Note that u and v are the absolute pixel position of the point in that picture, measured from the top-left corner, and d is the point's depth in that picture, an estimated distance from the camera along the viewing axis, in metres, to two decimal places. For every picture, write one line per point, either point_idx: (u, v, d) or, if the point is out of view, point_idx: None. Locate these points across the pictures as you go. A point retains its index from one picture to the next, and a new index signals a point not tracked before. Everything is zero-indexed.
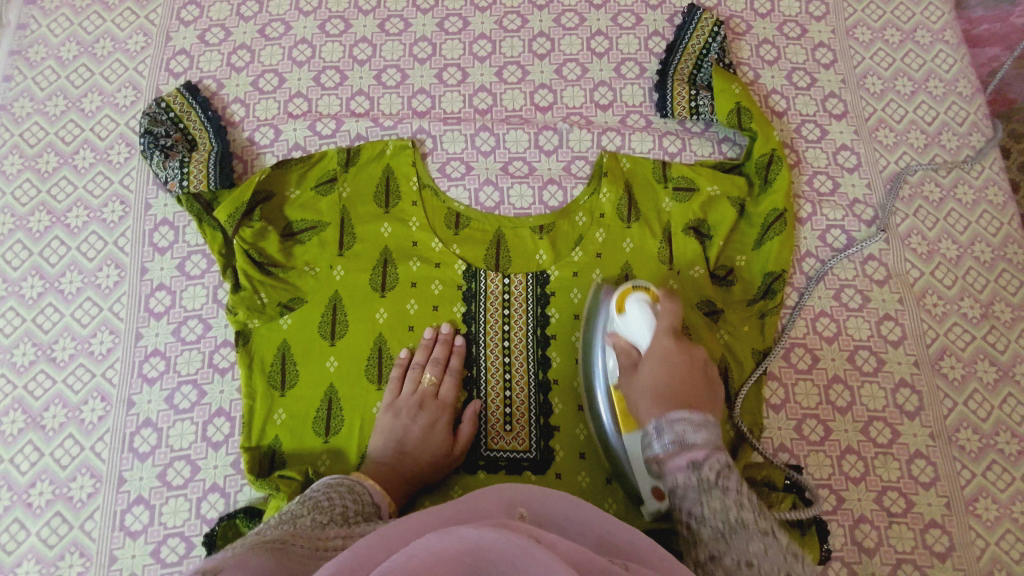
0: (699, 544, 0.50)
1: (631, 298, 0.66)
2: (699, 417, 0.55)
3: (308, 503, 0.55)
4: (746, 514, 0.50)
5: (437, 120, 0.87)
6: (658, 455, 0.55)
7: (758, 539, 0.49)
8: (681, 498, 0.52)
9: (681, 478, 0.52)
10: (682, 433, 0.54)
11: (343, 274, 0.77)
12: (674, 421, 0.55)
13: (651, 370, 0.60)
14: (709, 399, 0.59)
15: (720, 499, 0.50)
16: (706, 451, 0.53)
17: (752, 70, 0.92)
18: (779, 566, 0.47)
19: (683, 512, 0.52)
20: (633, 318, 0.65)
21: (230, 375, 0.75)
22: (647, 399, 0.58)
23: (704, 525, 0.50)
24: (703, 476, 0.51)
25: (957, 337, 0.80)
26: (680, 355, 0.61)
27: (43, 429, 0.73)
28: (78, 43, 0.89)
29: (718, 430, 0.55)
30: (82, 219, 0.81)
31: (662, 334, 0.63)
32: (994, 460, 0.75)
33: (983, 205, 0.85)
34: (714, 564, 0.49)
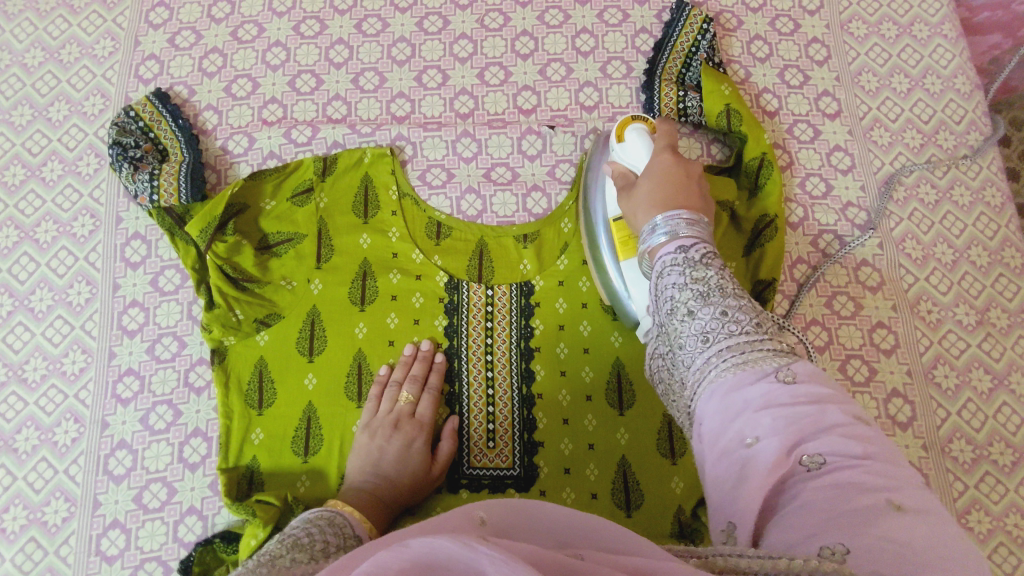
0: (678, 306, 0.47)
1: (630, 128, 0.67)
2: (693, 215, 0.52)
3: (288, 541, 0.53)
4: (727, 282, 0.47)
5: (417, 125, 0.84)
6: (651, 249, 0.53)
7: (736, 297, 0.46)
8: (666, 275, 0.49)
9: (668, 260, 0.50)
10: (675, 227, 0.52)
11: (321, 288, 0.75)
12: (668, 219, 0.53)
13: (645, 182, 0.59)
14: (703, 206, 0.57)
15: (703, 269, 0.48)
16: (694, 239, 0.51)
17: (742, 67, 0.89)
18: (752, 317, 0.44)
19: (665, 286, 0.49)
20: (630, 144, 0.66)
21: (206, 394, 0.73)
22: (642, 207, 0.57)
23: (684, 289, 0.47)
24: (690, 256, 0.49)
25: (951, 345, 0.78)
26: (675, 168, 0.60)
27: (15, 452, 0.72)
28: (43, 49, 0.86)
29: (711, 227, 0.53)
30: (51, 234, 0.79)
31: (660, 152, 0.63)
32: (988, 471, 0.74)
33: (980, 207, 0.83)
34: (690, 321, 0.46)
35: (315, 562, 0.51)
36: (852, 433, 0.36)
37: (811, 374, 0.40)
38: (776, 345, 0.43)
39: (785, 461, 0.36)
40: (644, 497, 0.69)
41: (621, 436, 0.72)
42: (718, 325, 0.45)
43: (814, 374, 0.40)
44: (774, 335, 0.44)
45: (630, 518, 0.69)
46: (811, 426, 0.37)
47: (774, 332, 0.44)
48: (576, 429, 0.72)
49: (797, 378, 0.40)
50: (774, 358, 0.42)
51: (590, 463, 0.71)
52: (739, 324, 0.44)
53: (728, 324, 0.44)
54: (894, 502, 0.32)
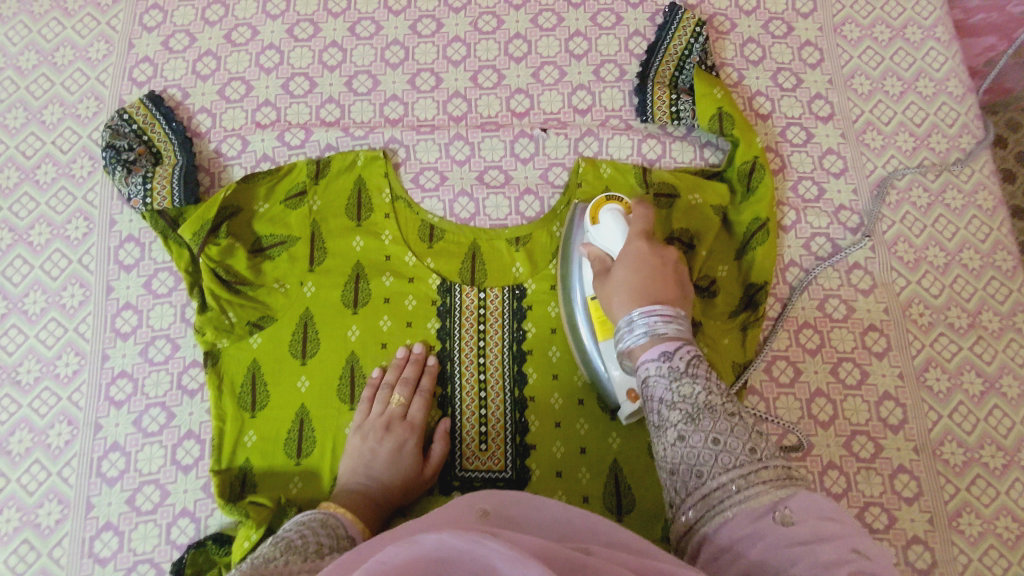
0: (668, 428, 0.48)
1: (604, 209, 0.67)
2: (670, 314, 0.53)
3: (282, 543, 0.53)
4: (714, 397, 0.48)
5: (410, 128, 0.84)
6: (630, 349, 0.54)
7: (724, 419, 0.47)
8: (652, 388, 0.50)
9: (653, 367, 0.51)
10: (653, 326, 0.52)
11: (314, 291, 0.75)
12: (645, 317, 0.53)
13: (620, 269, 0.59)
14: (680, 300, 0.57)
15: (690, 385, 0.48)
16: (675, 343, 0.51)
17: (735, 70, 0.89)
18: (744, 442, 0.45)
19: (653, 400, 0.50)
20: (606, 227, 0.66)
21: (199, 397, 0.74)
22: (619, 299, 0.57)
23: (673, 409, 0.48)
24: (675, 366, 0.50)
25: (942, 348, 0.78)
26: (651, 256, 0.60)
27: (9, 454, 0.72)
28: (37, 52, 0.86)
29: (690, 325, 0.54)
30: (46, 236, 0.79)
31: (635, 238, 0.62)
32: (979, 474, 0.74)
33: (972, 210, 0.83)
34: (681, 445, 0.47)
35: (310, 562, 0.51)
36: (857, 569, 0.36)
37: (804, 504, 0.41)
38: (770, 474, 0.43)
39: None
40: (635, 500, 0.70)
41: (613, 439, 0.72)
42: (711, 455, 0.45)
43: (807, 503, 0.41)
44: (768, 462, 0.44)
45: (621, 521, 0.69)
46: (811, 566, 0.37)
47: (767, 456, 0.45)
48: (568, 431, 0.72)
49: (794, 515, 0.41)
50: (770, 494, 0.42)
51: (581, 466, 0.71)
52: (729, 452, 0.45)
53: (720, 454, 0.45)
54: None
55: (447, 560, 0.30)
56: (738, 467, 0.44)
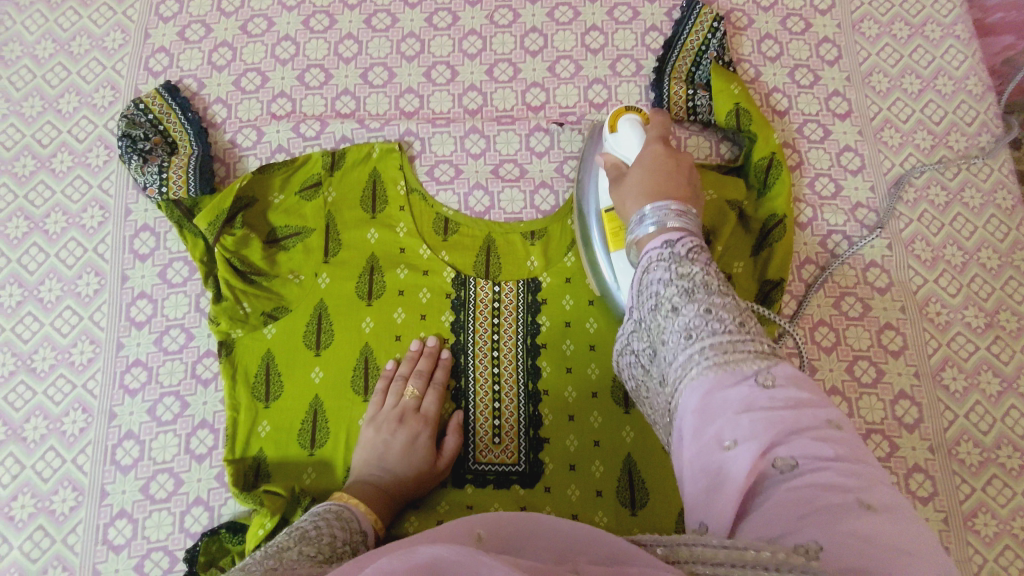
0: (663, 302, 0.49)
1: (624, 118, 0.68)
2: (681, 208, 0.55)
3: (296, 533, 0.53)
4: (712, 278, 0.49)
5: (425, 121, 0.84)
6: (640, 239, 0.55)
7: (719, 295, 0.47)
8: (652, 270, 0.51)
9: (655, 254, 0.52)
10: (663, 218, 0.54)
11: (329, 282, 0.75)
12: (657, 211, 0.55)
13: (636, 172, 0.61)
14: (691, 195, 0.59)
15: (688, 266, 0.49)
16: (681, 233, 0.53)
17: (753, 66, 0.88)
18: (734, 316, 0.46)
19: (651, 280, 0.51)
20: (623, 136, 0.67)
21: (213, 386, 0.74)
22: (633, 196, 0.59)
23: (670, 285, 0.49)
24: (675, 252, 0.51)
25: (959, 347, 0.78)
26: (667, 159, 0.62)
27: (24, 441, 0.72)
28: (54, 41, 0.86)
29: (699, 220, 0.55)
30: (61, 225, 0.79)
31: (652, 143, 0.64)
32: (995, 474, 0.73)
33: (991, 209, 0.82)
34: (675, 316, 0.48)
35: (323, 556, 0.51)
36: (824, 437, 0.38)
37: (790, 378, 0.41)
38: (758, 346, 0.43)
39: (758, 460, 0.37)
40: (650, 496, 0.69)
41: (626, 433, 0.72)
42: (702, 321, 0.46)
43: (794, 378, 0.41)
44: (757, 335, 0.44)
45: (635, 516, 0.69)
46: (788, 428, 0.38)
47: (756, 331, 0.45)
48: (581, 425, 0.72)
49: (777, 384, 0.40)
50: (753, 358, 0.43)
51: (595, 461, 0.71)
52: (721, 321, 0.45)
53: (712, 320, 0.45)
54: (862, 502, 0.34)
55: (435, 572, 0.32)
56: (725, 334, 0.44)
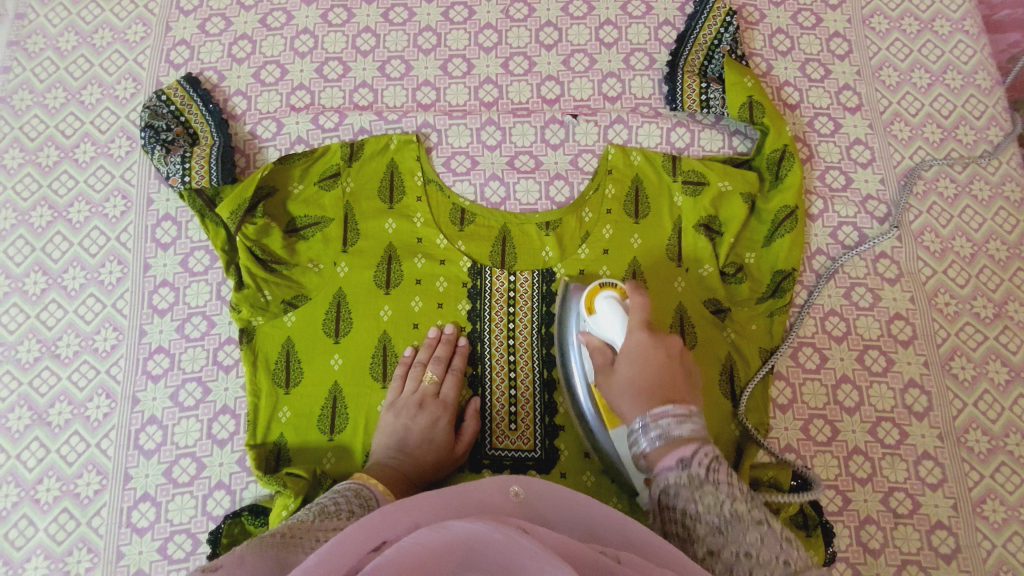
0: (698, 541, 0.51)
1: (601, 297, 0.65)
2: (684, 411, 0.56)
3: (316, 508, 0.55)
4: (737, 502, 0.51)
5: (442, 113, 0.85)
6: (648, 453, 0.57)
7: (753, 527, 0.49)
8: (675, 498, 0.53)
9: (672, 478, 0.54)
10: (669, 428, 0.56)
11: (348, 271, 0.76)
12: (658, 420, 0.56)
13: (626, 367, 0.61)
14: (691, 395, 0.60)
15: (711, 493, 0.52)
16: (690, 446, 0.55)
17: (764, 61, 0.90)
18: (776, 553, 0.47)
19: (678, 510, 0.53)
20: (602, 317, 0.64)
21: (235, 372, 0.75)
22: (629, 401, 0.59)
23: (698, 521, 0.51)
24: (693, 473, 0.53)
25: (968, 337, 0.79)
26: (656, 352, 0.61)
27: (49, 426, 0.73)
28: (76, 33, 0.88)
29: (702, 421, 0.57)
30: (85, 214, 0.80)
31: (635, 330, 0.62)
32: (1004, 462, 0.75)
33: (999, 201, 0.84)
34: (712, 560, 0.50)
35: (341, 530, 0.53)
36: None
37: None
38: None
39: None
40: None
41: None
42: (745, 569, 0.48)
43: None
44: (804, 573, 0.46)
45: None
46: None
47: (803, 567, 0.47)
48: None
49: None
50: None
51: None
52: (762, 564, 0.47)
53: (754, 566, 0.48)
54: None
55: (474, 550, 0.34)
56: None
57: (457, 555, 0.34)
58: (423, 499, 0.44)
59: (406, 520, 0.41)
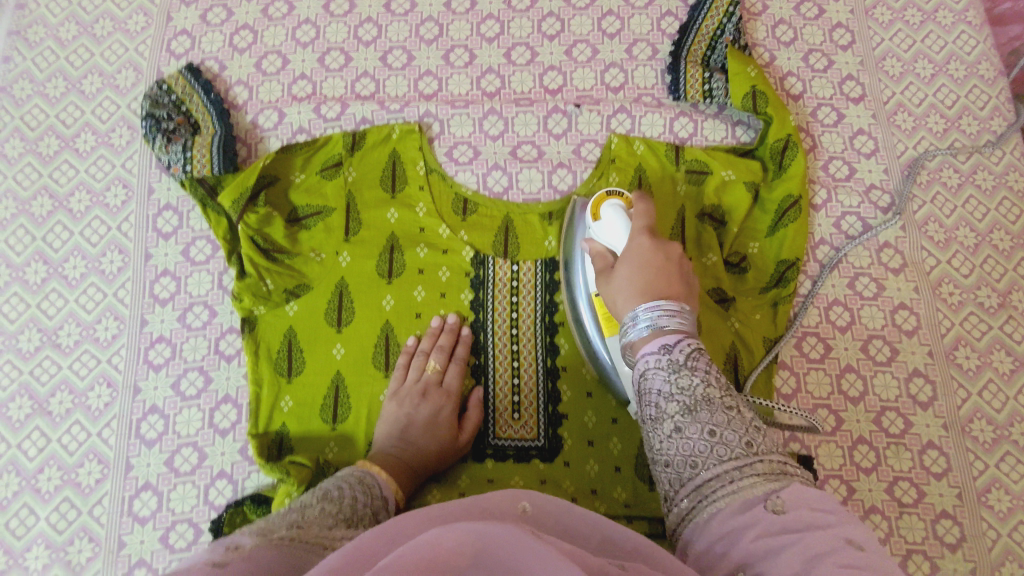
0: (664, 419, 0.48)
1: (605, 205, 0.64)
2: (673, 308, 0.53)
3: (319, 492, 0.55)
4: (712, 389, 0.48)
5: (445, 103, 0.85)
6: (634, 343, 0.54)
7: (722, 411, 0.47)
8: (650, 381, 0.50)
9: (652, 361, 0.51)
10: (657, 320, 0.53)
11: (350, 260, 0.76)
12: (650, 311, 0.53)
13: (625, 268, 0.59)
14: (689, 297, 0.57)
15: (688, 377, 0.49)
16: (674, 336, 0.52)
17: (767, 51, 0.89)
18: (741, 436, 0.46)
19: (651, 392, 0.50)
20: (607, 224, 0.63)
21: (237, 362, 0.75)
22: (624, 298, 0.57)
23: (671, 400, 0.48)
24: (674, 359, 0.50)
25: (972, 327, 0.79)
26: (656, 253, 0.59)
27: (49, 415, 0.73)
28: (77, 23, 0.87)
29: (694, 318, 0.54)
30: (85, 204, 0.80)
31: (639, 234, 0.61)
32: (1008, 451, 0.74)
33: (1003, 191, 0.83)
34: (677, 437, 0.47)
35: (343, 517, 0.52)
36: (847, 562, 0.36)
37: (797, 498, 0.41)
38: (765, 469, 0.44)
39: None
40: None
41: None
42: (706, 446, 0.46)
43: (801, 498, 0.41)
44: (764, 455, 0.45)
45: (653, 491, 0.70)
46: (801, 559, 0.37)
47: (764, 451, 0.45)
48: (599, 401, 0.73)
49: (787, 507, 0.41)
50: (762, 487, 0.43)
51: (613, 437, 0.72)
52: (724, 444, 0.45)
53: (716, 446, 0.46)
54: None
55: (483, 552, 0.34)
56: (734, 458, 0.45)
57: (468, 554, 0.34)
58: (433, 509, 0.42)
59: (412, 521, 0.40)
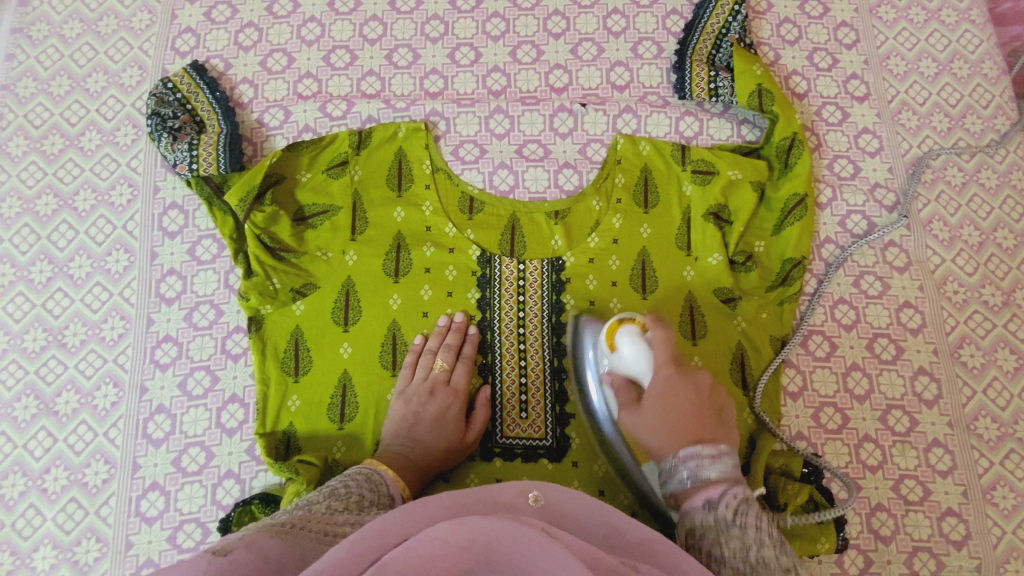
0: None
1: (620, 333, 0.63)
2: (712, 454, 0.55)
3: (326, 490, 0.55)
4: (765, 550, 0.50)
5: (450, 101, 0.85)
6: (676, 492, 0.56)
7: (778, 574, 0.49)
8: (702, 541, 0.52)
9: (700, 521, 0.52)
10: (696, 471, 0.54)
11: (356, 260, 0.75)
12: (688, 461, 0.55)
13: (653, 406, 0.59)
14: (721, 430, 0.59)
15: (737, 535, 0.50)
16: (719, 486, 0.53)
17: (772, 50, 0.89)
18: None
19: (703, 555, 0.51)
20: (623, 353, 0.63)
21: (243, 361, 0.74)
22: (659, 440, 0.58)
23: (724, 564, 0.50)
24: (721, 517, 0.52)
25: (977, 325, 0.79)
26: (684, 389, 0.60)
27: (56, 415, 0.73)
28: (81, 21, 0.87)
29: (733, 458, 0.56)
30: (90, 203, 0.80)
31: (661, 368, 0.61)
32: (1013, 449, 0.75)
33: (1007, 190, 0.84)
34: None
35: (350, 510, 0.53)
36: None
37: None
38: None
39: None
40: None
41: None
42: None
43: None
44: None
45: None
46: None
47: None
48: None
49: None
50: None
51: None
52: None
53: None
54: None
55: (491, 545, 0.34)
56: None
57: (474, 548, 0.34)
58: (445, 502, 0.43)
59: (424, 513, 0.41)
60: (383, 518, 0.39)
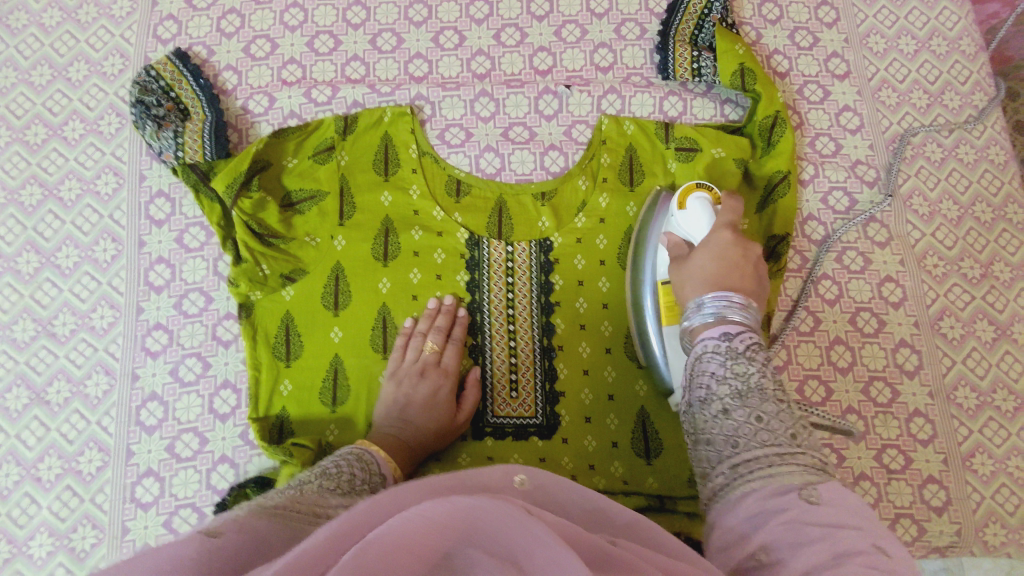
0: (714, 401, 0.48)
1: (693, 196, 0.67)
2: (741, 300, 0.53)
3: (318, 470, 0.56)
4: (765, 381, 0.48)
5: (435, 85, 0.85)
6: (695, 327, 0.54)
7: (772, 401, 0.47)
8: (706, 364, 0.50)
9: (711, 345, 0.51)
10: (722, 308, 0.53)
11: (345, 244, 0.76)
12: (717, 299, 0.53)
13: (702, 255, 0.58)
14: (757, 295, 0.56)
15: (744, 365, 0.49)
16: (737, 326, 0.52)
17: (754, 29, 0.90)
18: (786, 428, 0.46)
19: (704, 375, 0.50)
20: (690, 213, 0.66)
21: (234, 347, 0.75)
22: (692, 284, 0.57)
23: (723, 384, 0.48)
24: (732, 346, 0.50)
25: (956, 298, 0.80)
26: (736, 246, 0.58)
27: (48, 405, 0.73)
28: (60, 9, 0.86)
29: (759, 315, 0.54)
30: (76, 192, 0.79)
31: (721, 227, 0.60)
32: (991, 417, 0.77)
33: (984, 165, 0.85)
34: (722, 419, 0.47)
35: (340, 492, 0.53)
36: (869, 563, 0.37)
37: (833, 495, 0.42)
38: (807, 462, 0.44)
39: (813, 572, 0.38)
40: (662, 445, 0.72)
41: (640, 387, 0.73)
42: (752, 430, 0.46)
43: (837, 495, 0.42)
44: (808, 449, 0.45)
45: (650, 465, 0.71)
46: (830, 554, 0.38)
47: (808, 445, 0.46)
48: (595, 378, 0.74)
49: (822, 500, 0.41)
50: (803, 476, 0.43)
51: (610, 413, 0.73)
52: (770, 431, 0.46)
53: (762, 431, 0.46)
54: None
55: (477, 528, 0.34)
56: (776, 445, 0.45)
57: (461, 527, 0.34)
58: (433, 482, 0.43)
59: (411, 493, 0.41)
60: (370, 500, 0.39)
